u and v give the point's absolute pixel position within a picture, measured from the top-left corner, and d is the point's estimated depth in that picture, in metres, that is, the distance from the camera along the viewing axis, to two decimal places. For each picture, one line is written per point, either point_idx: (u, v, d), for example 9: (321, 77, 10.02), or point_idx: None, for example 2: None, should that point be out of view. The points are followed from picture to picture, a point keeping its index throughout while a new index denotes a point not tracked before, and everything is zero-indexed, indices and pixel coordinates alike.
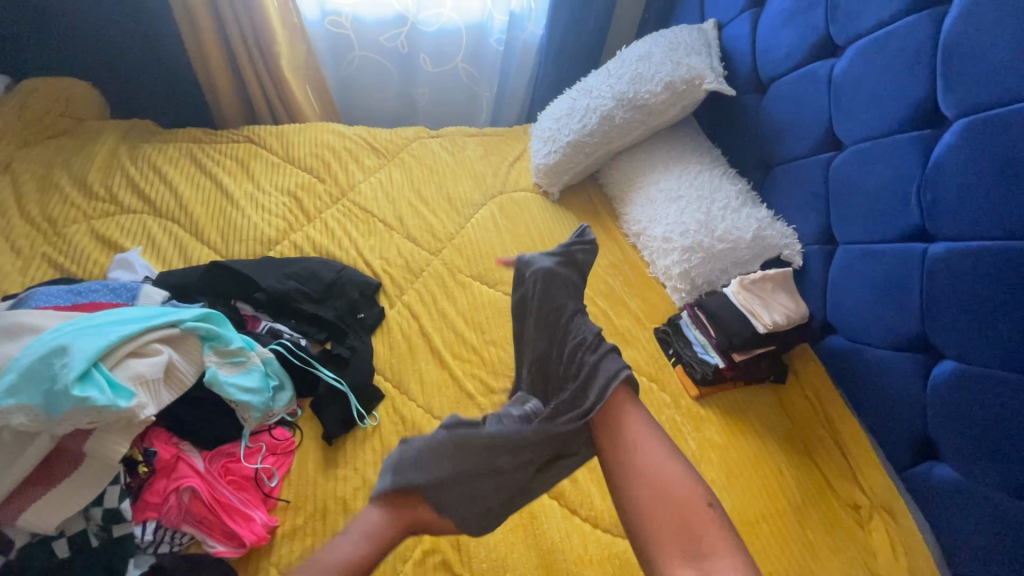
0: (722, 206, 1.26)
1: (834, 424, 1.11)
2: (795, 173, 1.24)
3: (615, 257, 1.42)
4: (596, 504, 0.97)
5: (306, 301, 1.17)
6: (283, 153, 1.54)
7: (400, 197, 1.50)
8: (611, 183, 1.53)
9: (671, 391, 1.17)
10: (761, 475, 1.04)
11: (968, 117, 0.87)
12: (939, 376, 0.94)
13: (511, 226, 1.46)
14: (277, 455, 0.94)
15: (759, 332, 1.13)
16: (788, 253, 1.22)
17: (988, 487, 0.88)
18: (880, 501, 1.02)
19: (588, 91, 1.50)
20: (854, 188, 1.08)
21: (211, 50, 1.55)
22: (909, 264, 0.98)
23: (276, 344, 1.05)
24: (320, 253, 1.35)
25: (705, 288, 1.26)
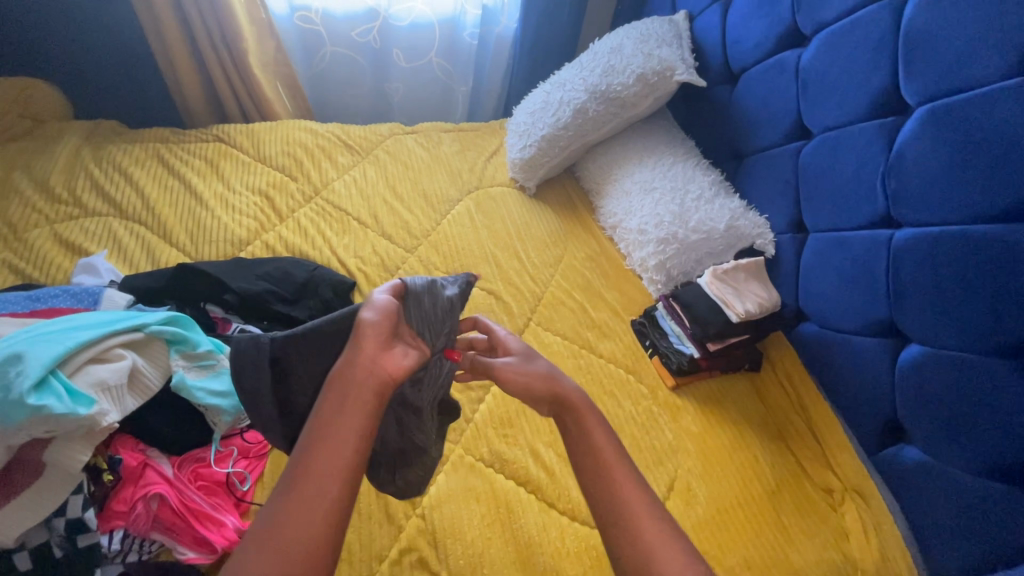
0: (695, 197, 1.27)
1: (807, 409, 1.12)
2: (766, 163, 1.25)
3: (592, 250, 1.43)
4: (574, 497, 0.97)
5: (278, 301, 1.15)
6: (253, 151, 1.51)
7: (374, 194, 1.48)
8: (587, 176, 1.53)
9: (648, 382, 1.17)
10: (737, 463, 1.05)
11: (930, 104, 0.88)
12: (907, 359, 0.96)
13: (487, 222, 1.45)
14: (249, 459, 0.94)
15: (732, 321, 1.13)
16: (761, 242, 1.23)
17: (955, 467, 0.91)
18: (852, 484, 1.04)
19: (561, 84, 1.50)
20: (823, 177, 1.09)
21: (177, 47, 1.51)
22: (875, 250, 0.99)
23: (246, 346, 1.03)
24: (293, 252, 1.33)
25: (681, 279, 1.27)
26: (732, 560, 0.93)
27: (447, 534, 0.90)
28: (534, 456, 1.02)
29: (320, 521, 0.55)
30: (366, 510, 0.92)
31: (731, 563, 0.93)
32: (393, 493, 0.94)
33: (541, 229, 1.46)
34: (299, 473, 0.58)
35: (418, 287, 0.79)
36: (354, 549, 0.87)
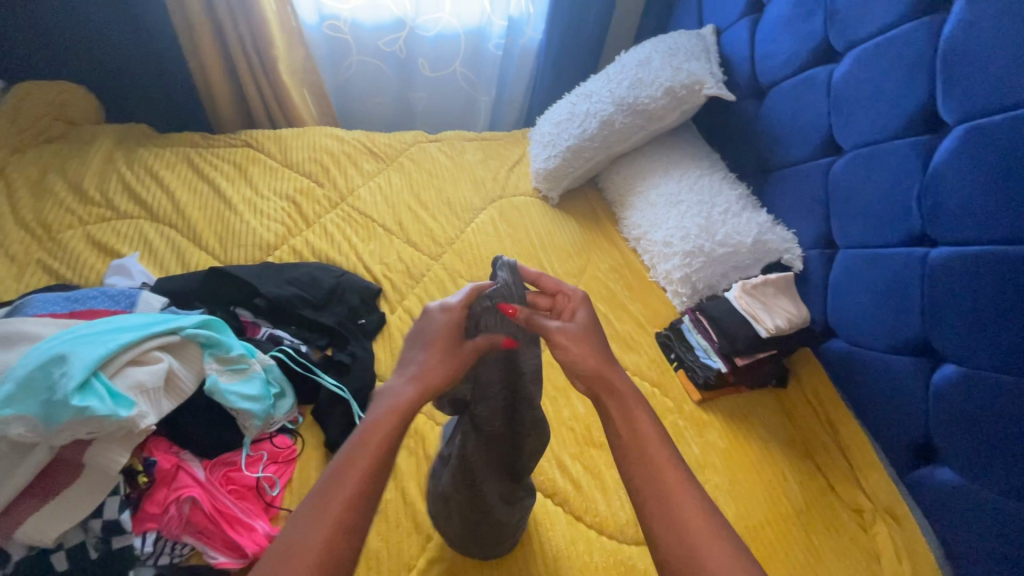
0: (722, 210, 1.26)
1: (836, 426, 1.11)
2: (794, 178, 1.25)
3: (615, 261, 1.43)
4: (601, 511, 0.96)
5: (306, 307, 1.16)
6: (281, 156, 1.53)
7: (399, 201, 1.49)
8: (611, 187, 1.54)
9: (673, 396, 1.16)
10: (765, 479, 1.04)
11: (967, 123, 0.88)
12: (941, 378, 0.95)
13: (511, 231, 1.46)
14: (279, 463, 0.93)
15: (762, 336, 1.13)
16: (789, 257, 1.22)
17: (991, 490, 0.89)
18: (882, 504, 1.02)
19: (588, 95, 1.51)
20: (855, 193, 1.09)
21: (208, 53, 1.53)
22: (909, 268, 0.98)
23: (277, 351, 1.04)
24: (320, 257, 1.34)
25: (706, 292, 1.27)
26: None
27: None
28: (561, 468, 1.01)
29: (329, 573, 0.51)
30: (393, 519, 0.91)
31: None
32: (421, 502, 0.94)
33: (564, 240, 1.46)
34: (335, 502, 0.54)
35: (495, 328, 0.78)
36: (382, 558, 0.87)
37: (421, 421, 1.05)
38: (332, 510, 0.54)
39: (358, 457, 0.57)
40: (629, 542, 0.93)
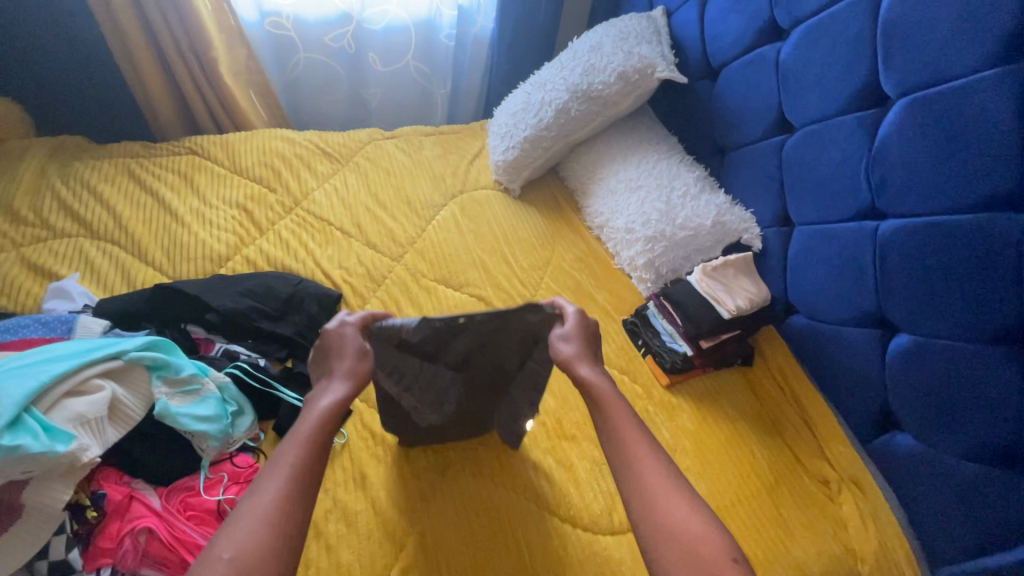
0: (681, 193, 1.27)
1: (800, 401, 1.13)
2: (749, 158, 1.26)
3: (580, 250, 1.42)
4: (575, 503, 0.96)
5: (262, 318, 1.13)
6: (228, 162, 1.47)
7: (357, 203, 1.45)
8: (572, 176, 1.52)
9: (642, 381, 1.17)
10: (734, 458, 1.06)
11: (910, 96, 0.89)
12: (896, 349, 0.97)
13: (474, 226, 1.44)
14: (241, 483, 0.89)
15: (724, 318, 1.12)
16: (748, 237, 1.23)
17: (947, 453, 0.91)
18: (847, 474, 1.03)
19: (542, 83, 1.48)
20: (807, 170, 1.10)
21: (142, 58, 1.46)
22: (861, 242, 1.00)
23: (232, 367, 1.01)
24: (276, 265, 1.29)
25: (670, 276, 1.28)
26: None
27: (450, 549, 0.89)
28: (532, 464, 1.00)
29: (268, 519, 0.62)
30: (364, 530, 0.90)
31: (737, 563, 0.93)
32: (392, 510, 0.92)
33: (527, 232, 1.44)
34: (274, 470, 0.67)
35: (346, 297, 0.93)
36: (353, 571, 0.85)
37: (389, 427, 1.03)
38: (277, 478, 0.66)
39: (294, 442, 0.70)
40: (604, 533, 0.93)
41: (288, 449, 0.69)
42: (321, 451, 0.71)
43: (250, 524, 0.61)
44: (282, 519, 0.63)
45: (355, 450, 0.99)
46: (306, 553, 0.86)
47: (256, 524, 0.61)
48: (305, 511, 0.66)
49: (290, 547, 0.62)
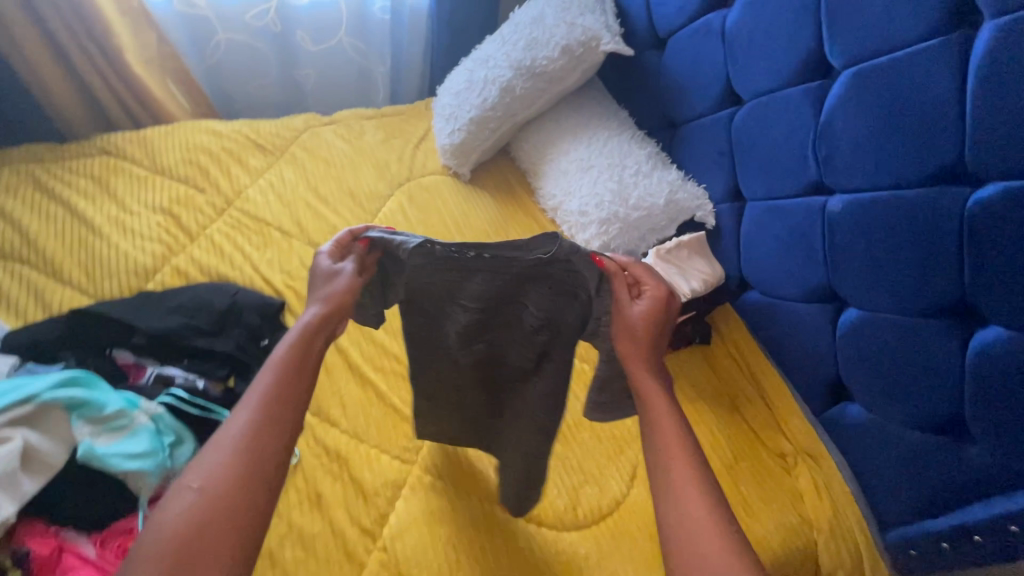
0: (633, 172, 1.24)
1: (758, 376, 1.14)
2: (699, 132, 1.22)
3: (534, 235, 1.38)
4: (539, 502, 0.96)
5: (196, 336, 1.05)
6: (146, 161, 1.35)
7: (295, 199, 1.36)
8: (523, 156, 1.46)
9: None
10: (695, 440, 1.07)
11: (854, 67, 0.86)
12: (846, 323, 0.98)
13: (423, 217, 1.37)
14: None
15: (680, 302, 1.08)
16: (701, 214, 1.21)
17: (895, 423, 0.93)
18: (803, 447, 1.05)
19: (485, 59, 1.40)
20: (755, 146, 1.07)
21: (34, 49, 1.30)
22: (811, 218, 0.99)
23: (166, 395, 0.94)
24: (210, 274, 1.20)
25: (626, 258, 1.25)
26: None
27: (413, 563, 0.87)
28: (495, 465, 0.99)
29: (237, 444, 0.60)
30: (322, 553, 0.87)
31: None
32: (351, 529, 0.89)
33: (480, 219, 1.38)
34: (248, 394, 0.65)
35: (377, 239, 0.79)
36: None
37: (344, 441, 0.99)
38: (251, 401, 0.63)
39: (269, 367, 0.67)
40: (569, 529, 0.94)
41: (261, 375, 0.66)
42: (297, 373, 0.68)
43: (222, 452, 0.59)
44: (252, 448, 0.60)
45: (309, 468, 0.95)
46: None
47: (226, 452, 0.59)
48: (281, 432, 0.62)
49: (266, 472, 0.59)
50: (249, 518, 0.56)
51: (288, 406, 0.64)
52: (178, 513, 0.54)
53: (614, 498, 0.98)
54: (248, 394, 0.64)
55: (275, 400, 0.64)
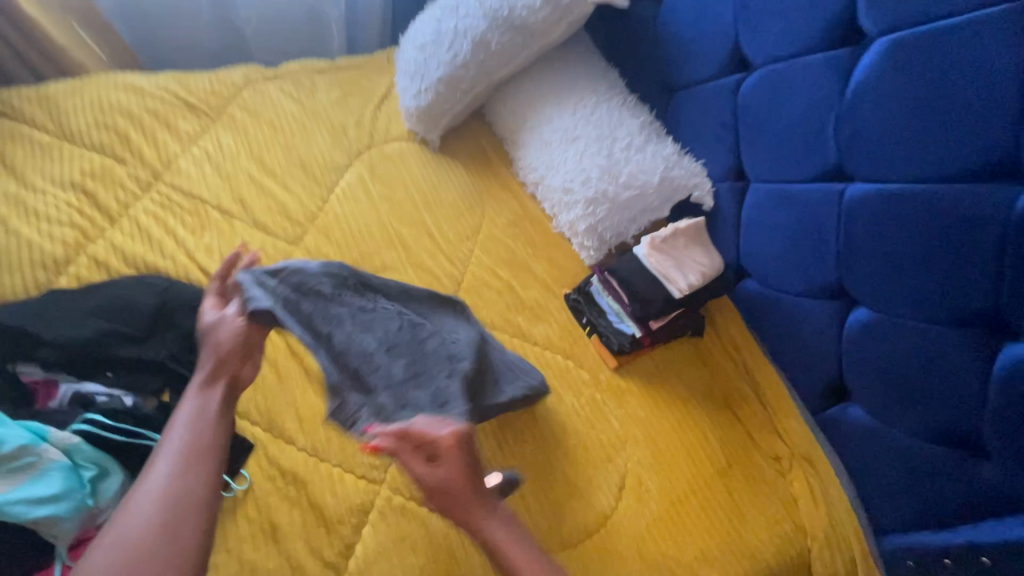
0: (624, 145, 1.10)
1: (753, 373, 1.07)
2: (699, 100, 1.08)
3: (512, 212, 1.22)
4: (521, 521, 0.88)
5: (121, 343, 0.90)
6: (48, 123, 1.12)
7: (235, 171, 1.16)
8: (500, 122, 1.29)
9: (588, 366, 1.07)
10: (686, 443, 1.00)
11: (892, 34, 0.74)
12: (855, 323, 0.90)
13: (387, 191, 1.20)
14: None
15: (674, 298, 1.00)
16: (698, 194, 1.09)
17: (900, 431, 0.87)
18: (799, 449, 1.00)
19: (455, 5, 1.20)
20: (764, 121, 0.94)
21: None
22: (824, 207, 0.88)
23: (83, 422, 0.79)
24: (136, 264, 1.03)
25: (615, 242, 1.13)
26: (690, 557, 0.90)
27: None
28: None
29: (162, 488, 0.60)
30: None
31: (689, 559, 0.90)
32: (313, 563, 0.81)
33: (452, 195, 1.22)
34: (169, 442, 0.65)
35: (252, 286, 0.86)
36: None
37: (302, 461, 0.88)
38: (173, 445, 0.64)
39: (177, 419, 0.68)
40: (554, 551, 0.87)
41: (174, 429, 0.67)
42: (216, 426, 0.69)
43: (148, 505, 0.59)
44: (176, 499, 0.60)
45: (262, 495, 0.85)
46: None
47: (151, 503, 0.59)
48: (209, 477, 0.63)
49: (204, 520, 0.60)
50: (177, 570, 0.56)
51: (209, 455, 0.65)
52: (98, 573, 0.54)
53: (602, 513, 0.91)
54: (170, 437, 0.66)
55: (201, 447, 0.65)
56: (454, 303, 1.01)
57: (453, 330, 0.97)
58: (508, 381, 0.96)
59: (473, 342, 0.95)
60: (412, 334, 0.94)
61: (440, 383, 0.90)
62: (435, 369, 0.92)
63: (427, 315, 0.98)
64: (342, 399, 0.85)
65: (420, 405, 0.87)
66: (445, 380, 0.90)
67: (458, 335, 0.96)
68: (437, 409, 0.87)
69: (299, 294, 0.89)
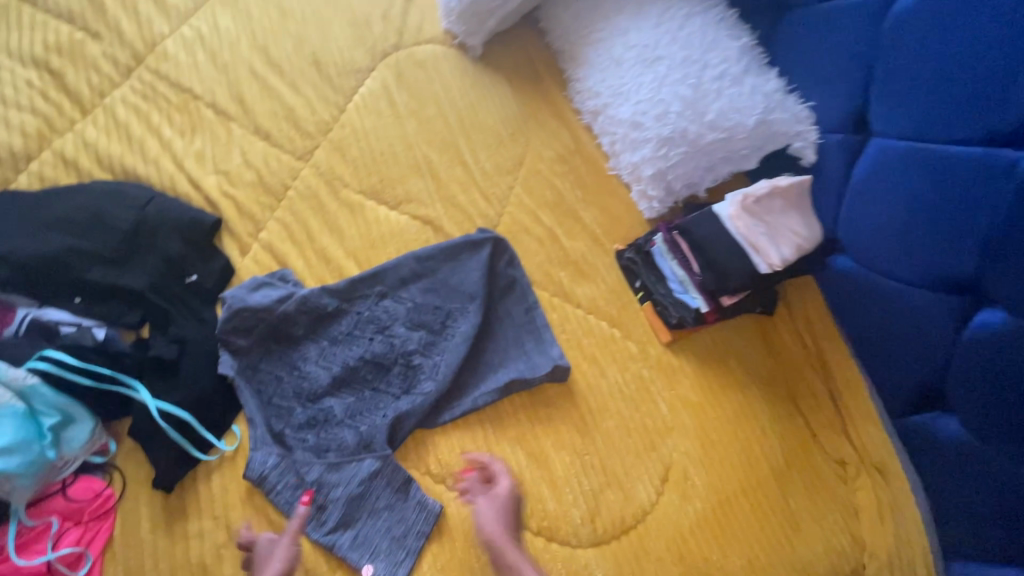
0: (715, 73, 0.89)
1: (828, 367, 0.93)
2: (824, 21, 0.85)
3: (563, 145, 1.01)
4: (549, 510, 0.78)
5: (91, 266, 0.75)
6: None
7: (232, 61, 0.95)
8: (558, 28, 1.04)
9: (637, 337, 0.91)
10: (743, 438, 0.87)
11: None
12: (981, 326, 0.73)
13: (415, 106, 0.98)
14: (84, 523, 0.66)
15: (760, 272, 0.83)
16: (798, 145, 0.89)
17: (1009, 459, 0.73)
18: (870, 458, 0.88)
19: None
20: (923, 53, 0.73)
21: None
22: (980, 178, 0.69)
23: (43, 358, 0.68)
24: (111, 167, 0.85)
25: (684, 193, 0.94)
26: (735, 565, 0.81)
27: None
28: (498, 462, 0.79)
29: None
30: None
31: (731, 568, 0.80)
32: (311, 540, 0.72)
33: (493, 118, 1.01)
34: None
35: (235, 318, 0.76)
36: None
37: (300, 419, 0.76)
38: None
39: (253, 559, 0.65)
40: (585, 546, 0.77)
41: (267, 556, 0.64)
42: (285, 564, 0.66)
43: None
44: None
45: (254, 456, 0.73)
46: None
47: None
48: None
49: None
50: None
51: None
52: None
53: (640, 508, 0.81)
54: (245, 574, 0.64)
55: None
56: (480, 259, 0.87)
57: (432, 348, 0.82)
58: (521, 349, 0.86)
59: (441, 381, 0.80)
60: (373, 362, 0.80)
61: (369, 425, 0.76)
62: (375, 406, 0.78)
63: (415, 325, 0.83)
64: (254, 437, 0.72)
65: (340, 449, 0.74)
66: (428, 382, 0.80)
67: (448, 342, 0.83)
68: (341, 455, 0.74)
69: (260, 316, 0.77)
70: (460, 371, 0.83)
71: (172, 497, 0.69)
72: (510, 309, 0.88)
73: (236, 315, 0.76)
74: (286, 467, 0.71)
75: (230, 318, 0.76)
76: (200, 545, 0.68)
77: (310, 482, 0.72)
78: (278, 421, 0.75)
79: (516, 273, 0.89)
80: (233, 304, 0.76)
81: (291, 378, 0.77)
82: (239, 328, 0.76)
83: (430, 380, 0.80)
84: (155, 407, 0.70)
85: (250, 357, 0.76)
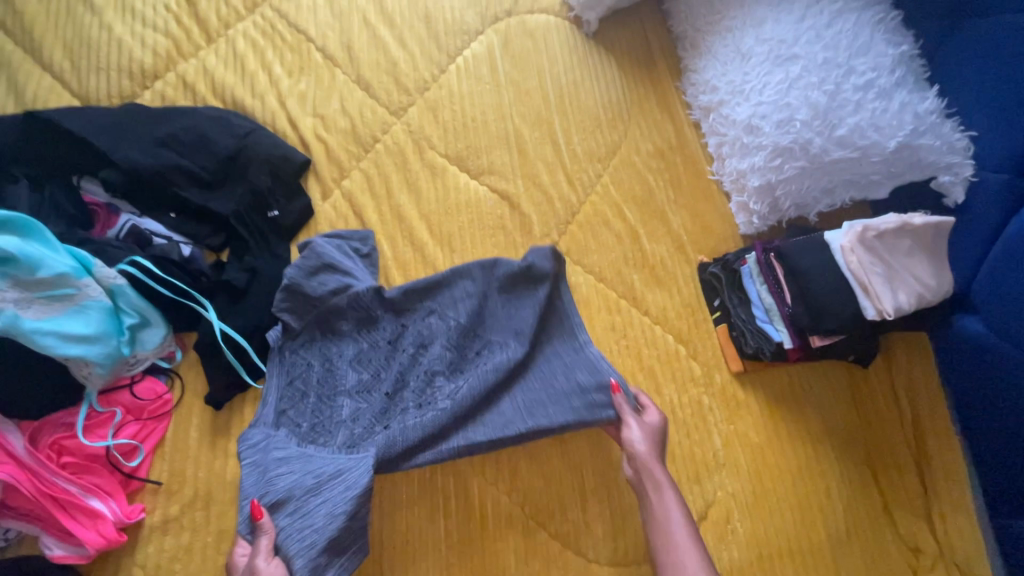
0: (857, 82, 0.78)
1: (922, 437, 0.81)
2: (1007, 33, 0.70)
3: (665, 139, 0.93)
4: (571, 518, 0.74)
5: (189, 185, 0.79)
6: None
7: (348, 7, 0.96)
8: (683, 11, 0.95)
9: (704, 360, 0.83)
10: (802, 494, 0.78)
11: None
12: None
13: (517, 76, 0.95)
14: (143, 420, 0.72)
15: (866, 318, 0.72)
16: (945, 179, 0.76)
17: None
18: (952, 552, 0.76)
19: None
20: None
21: None
22: None
23: (130, 263, 0.73)
24: (222, 96, 0.89)
25: (790, 213, 0.84)
26: None
27: (403, 553, 0.71)
28: (527, 455, 0.76)
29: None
30: None
31: None
32: None
33: (595, 99, 0.95)
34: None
35: (290, 295, 0.75)
36: None
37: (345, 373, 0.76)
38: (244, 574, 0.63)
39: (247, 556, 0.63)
40: (602, 564, 0.72)
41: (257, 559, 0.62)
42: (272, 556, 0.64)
43: None
44: None
45: None
46: (217, 521, 0.69)
47: None
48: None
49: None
50: None
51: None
52: None
53: None
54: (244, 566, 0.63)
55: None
56: (536, 300, 0.75)
57: (457, 372, 0.74)
58: (566, 406, 0.71)
59: (452, 408, 0.70)
60: (396, 374, 0.74)
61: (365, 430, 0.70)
62: (383, 416, 0.72)
63: (451, 346, 0.75)
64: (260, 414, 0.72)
65: (325, 444, 0.70)
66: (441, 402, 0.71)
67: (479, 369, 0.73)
68: (323, 449, 0.69)
69: (313, 299, 0.75)
70: (482, 403, 0.71)
71: (220, 414, 0.73)
72: (560, 352, 0.74)
73: (292, 293, 0.75)
74: (264, 444, 0.69)
75: (285, 296, 0.75)
76: (234, 465, 0.71)
77: (273, 459, 0.68)
78: (288, 403, 0.72)
79: (571, 312, 0.75)
80: (292, 281, 0.75)
81: (318, 368, 0.74)
82: (291, 306, 0.75)
83: (445, 401, 0.71)
84: (217, 329, 0.73)
85: (295, 338, 0.76)
